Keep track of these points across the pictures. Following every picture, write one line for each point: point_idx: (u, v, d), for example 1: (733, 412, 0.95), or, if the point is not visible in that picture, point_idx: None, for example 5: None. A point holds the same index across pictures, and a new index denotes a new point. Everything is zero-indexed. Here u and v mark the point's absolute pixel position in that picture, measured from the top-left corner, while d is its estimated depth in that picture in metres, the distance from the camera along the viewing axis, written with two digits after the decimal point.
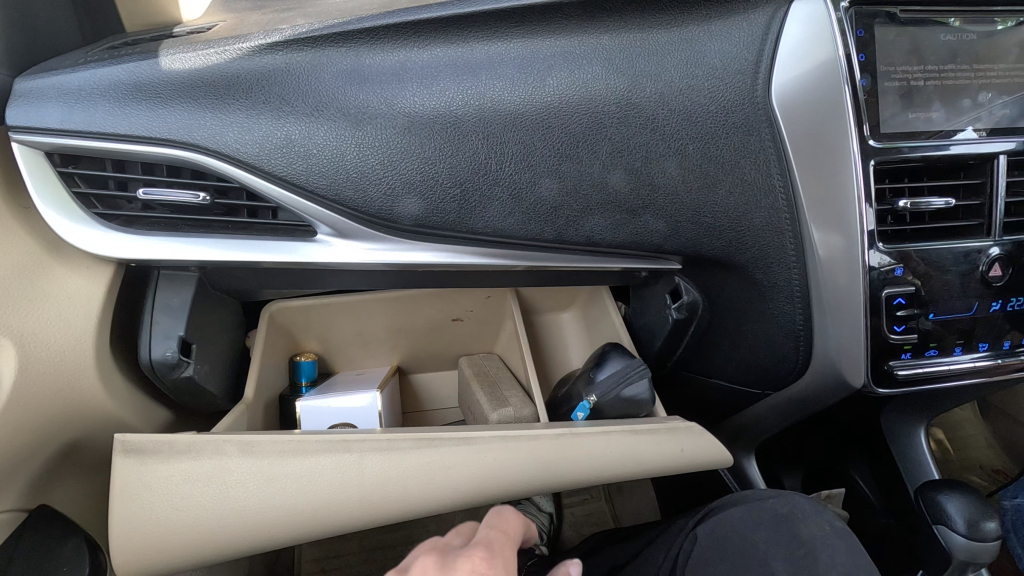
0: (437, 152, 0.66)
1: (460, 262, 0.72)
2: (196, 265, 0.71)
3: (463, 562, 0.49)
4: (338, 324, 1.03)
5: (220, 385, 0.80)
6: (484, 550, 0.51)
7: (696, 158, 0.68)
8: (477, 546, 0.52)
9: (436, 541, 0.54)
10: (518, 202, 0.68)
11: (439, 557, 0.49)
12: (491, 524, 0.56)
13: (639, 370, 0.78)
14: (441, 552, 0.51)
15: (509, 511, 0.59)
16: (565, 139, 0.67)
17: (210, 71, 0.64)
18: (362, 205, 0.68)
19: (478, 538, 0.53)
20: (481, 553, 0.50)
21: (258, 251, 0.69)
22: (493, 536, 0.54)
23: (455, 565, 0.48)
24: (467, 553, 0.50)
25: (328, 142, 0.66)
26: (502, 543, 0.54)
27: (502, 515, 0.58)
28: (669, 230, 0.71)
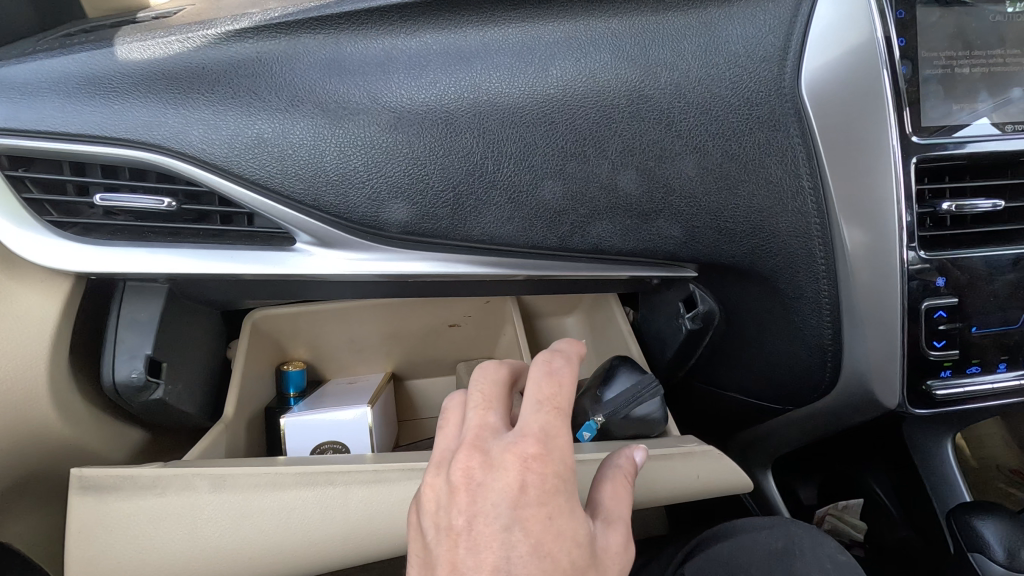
0: (427, 152, 0.59)
1: (454, 272, 0.65)
2: (164, 277, 0.64)
3: (513, 466, 0.50)
4: (327, 331, 0.97)
5: (196, 404, 0.74)
6: (534, 439, 0.52)
7: (716, 156, 0.61)
8: (527, 438, 0.51)
9: (472, 419, 0.55)
10: (517, 206, 0.61)
11: (484, 459, 0.51)
12: (537, 391, 0.54)
13: (651, 389, 0.72)
14: (484, 448, 0.52)
15: (561, 371, 0.55)
16: (569, 136, 0.60)
17: (171, 61, 0.57)
18: (344, 212, 0.61)
19: (526, 423, 0.53)
20: (531, 447, 0.51)
21: (232, 262, 0.63)
22: (545, 413, 0.53)
23: (504, 470, 0.51)
24: (514, 453, 0.51)
25: (304, 141, 0.58)
26: (556, 425, 0.53)
27: (551, 374, 0.55)
28: (686, 236, 0.64)
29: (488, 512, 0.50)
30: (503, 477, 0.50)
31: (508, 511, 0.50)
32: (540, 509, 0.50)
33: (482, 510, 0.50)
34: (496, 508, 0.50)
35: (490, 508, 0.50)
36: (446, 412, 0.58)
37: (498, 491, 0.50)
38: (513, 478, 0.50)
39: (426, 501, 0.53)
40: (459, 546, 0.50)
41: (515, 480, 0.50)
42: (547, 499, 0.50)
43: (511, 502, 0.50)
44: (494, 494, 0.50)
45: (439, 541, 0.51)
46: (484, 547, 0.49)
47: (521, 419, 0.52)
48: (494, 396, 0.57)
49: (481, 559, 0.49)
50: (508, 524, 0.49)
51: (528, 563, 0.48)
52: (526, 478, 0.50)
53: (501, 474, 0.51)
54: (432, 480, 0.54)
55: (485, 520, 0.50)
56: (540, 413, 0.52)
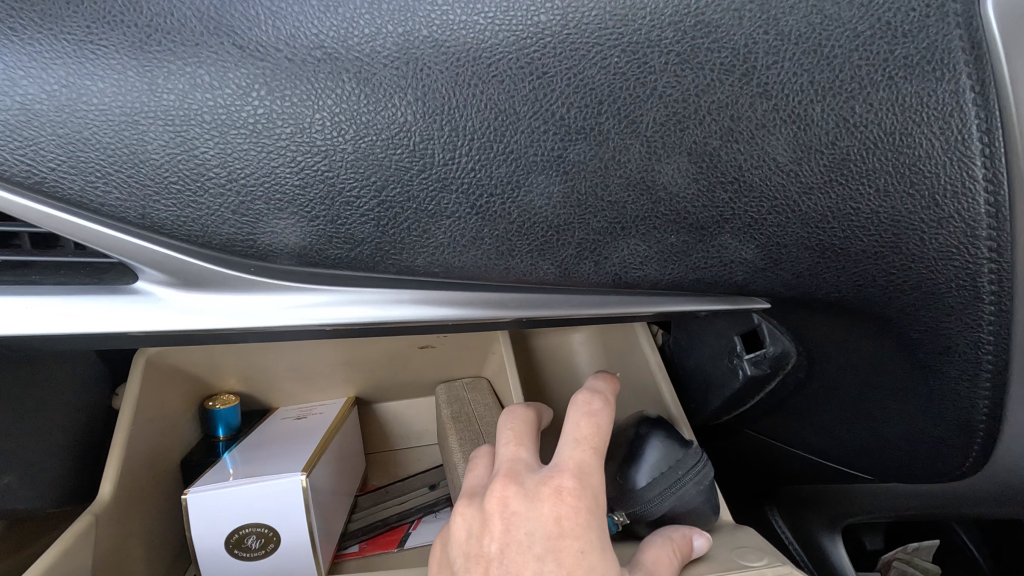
0: (329, 131, 0.34)
1: (394, 321, 0.41)
2: None
3: (546, 497, 0.42)
4: (259, 359, 0.74)
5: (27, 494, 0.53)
6: (571, 472, 0.43)
7: (826, 128, 0.35)
8: (563, 471, 0.43)
9: (501, 452, 0.47)
10: (486, 217, 0.37)
11: (516, 488, 0.43)
12: (574, 428, 0.45)
13: (694, 471, 0.49)
14: (516, 478, 0.44)
15: (598, 411, 0.46)
16: (574, 97, 0.35)
17: None
18: (193, 233, 0.36)
19: (560, 457, 0.44)
20: (566, 480, 0.43)
21: (42, 313, 0.39)
22: (581, 450, 0.44)
23: (537, 501, 0.42)
24: (549, 484, 0.42)
25: (110, 115, 0.33)
26: (593, 461, 0.44)
27: (591, 412, 0.46)
28: (765, 260, 0.39)
29: (520, 543, 0.41)
30: (536, 508, 0.42)
31: (539, 541, 0.41)
32: (576, 547, 0.41)
33: (514, 539, 0.42)
34: (529, 538, 0.41)
35: (524, 539, 0.41)
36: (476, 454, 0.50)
37: (530, 521, 0.41)
38: (546, 510, 0.42)
39: (457, 527, 0.45)
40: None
41: (550, 514, 0.41)
42: (582, 534, 0.41)
43: (546, 534, 0.41)
44: (528, 524, 0.41)
45: (467, 568, 0.43)
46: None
47: (556, 451, 0.44)
48: (525, 431, 0.48)
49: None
50: (541, 556, 0.41)
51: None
52: (560, 511, 0.41)
53: (535, 502, 0.42)
54: (462, 508, 0.46)
55: (518, 549, 0.41)
56: (575, 450, 0.43)
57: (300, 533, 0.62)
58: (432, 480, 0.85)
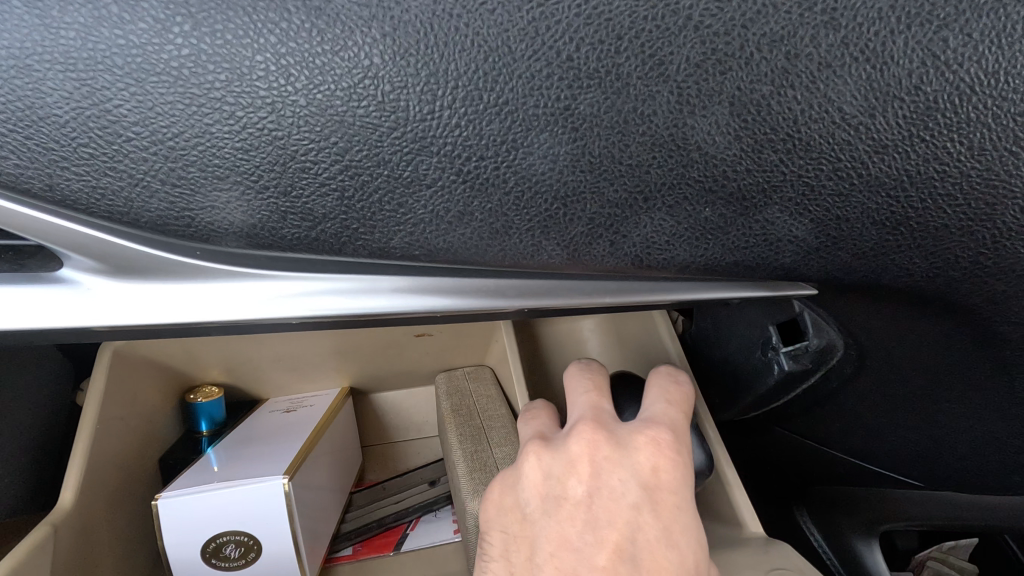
0: (277, 78, 0.27)
1: (369, 314, 0.34)
2: None
3: (644, 446, 0.39)
4: (242, 350, 0.68)
5: None
6: (666, 426, 0.41)
7: (910, 67, 0.27)
8: (658, 424, 0.41)
9: (581, 399, 0.43)
10: (475, 187, 0.30)
11: (609, 434, 0.40)
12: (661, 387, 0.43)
13: None
14: (606, 426, 0.40)
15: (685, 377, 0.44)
16: (585, 31, 0.27)
17: None
18: (116, 208, 0.29)
19: (651, 413, 0.42)
20: (663, 432, 0.40)
21: None
22: (672, 410, 0.42)
23: (634, 449, 0.39)
24: (646, 434, 0.40)
25: None
26: (683, 422, 0.42)
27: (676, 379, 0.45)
28: (821, 237, 0.32)
29: (614, 488, 0.38)
30: (632, 456, 0.39)
31: (634, 490, 0.38)
32: (671, 501, 0.39)
33: (608, 484, 0.38)
34: (624, 485, 0.38)
35: (618, 486, 0.38)
36: (536, 410, 0.47)
37: (628, 467, 0.39)
38: (644, 459, 0.39)
39: (529, 468, 0.41)
40: (576, 518, 0.38)
41: (649, 463, 0.39)
42: (680, 489, 0.39)
43: (644, 484, 0.38)
44: (623, 471, 0.39)
45: (545, 511, 0.39)
46: (606, 522, 0.38)
47: (648, 406, 0.42)
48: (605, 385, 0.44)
49: (601, 536, 0.37)
50: (636, 504, 0.38)
51: (655, 552, 0.37)
52: (658, 463, 0.39)
53: (631, 449, 0.39)
54: (535, 451, 0.41)
55: (610, 494, 0.38)
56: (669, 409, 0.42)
57: (284, 541, 0.56)
58: (432, 475, 0.79)
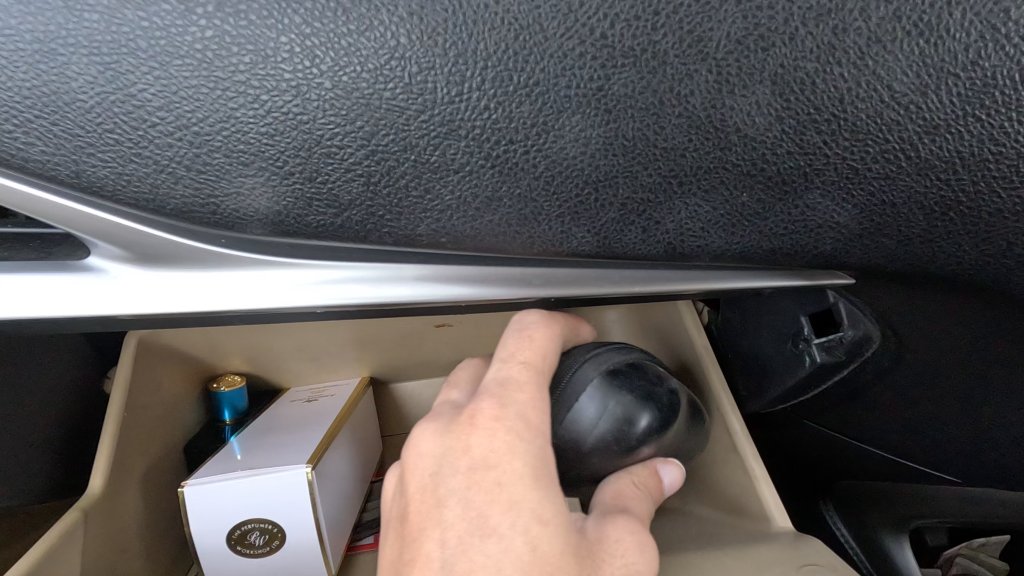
0: (303, 59, 0.26)
1: (395, 303, 0.33)
2: None
3: (460, 427, 0.34)
4: (262, 340, 0.68)
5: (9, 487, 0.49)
6: (494, 393, 0.35)
7: (967, 41, 0.26)
8: (483, 394, 0.35)
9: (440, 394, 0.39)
10: (504, 171, 0.29)
11: (431, 426, 0.35)
12: (512, 342, 0.37)
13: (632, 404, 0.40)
14: (438, 416, 0.36)
15: (539, 323, 0.38)
16: (620, 6, 0.26)
17: None
18: (142, 195, 0.29)
19: (490, 378, 0.36)
20: (488, 403, 0.34)
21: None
22: (516, 369, 0.36)
23: (449, 436, 0.34)
24: (465, 413, 0.34)
25: (21, 41, 0.26)
26: (525, 378, 0.35)
27: (528, 327, 0.37)
28: (864, 223, 0.30)
29: (429, 486, 0.33)
30: (447, 442, 0.34)
31: (449, 476, 0.33)
32: (494, 481, 0.32)
33: (424, 484, 0.34)
34: (436, 480, 0.33)
35: (433, 483, 0.33)
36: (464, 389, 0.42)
37: (442, 458, 0.34)
38: (456, 443, 0.33)
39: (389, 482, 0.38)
40: (403, 531, 0.34)
41: (460, 444, 0.33)
42: (503, 461, 0.32)
43: (458, 471, 0.33)
44: (436, 464, 0.34)
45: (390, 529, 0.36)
46: (425, 528, 0.33)
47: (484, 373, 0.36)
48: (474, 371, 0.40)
49: (416, 548, 0.33)
50: (448, 499, 0.32)
51: (468, 549, 0.31)
52: (473, 438, 0.33)
53: (448, 434, 0.34)
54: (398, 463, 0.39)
55: (426, 496, 0.33)
56: (504, 370, 0.35)
57: (307, 529, 0.56)
58: None
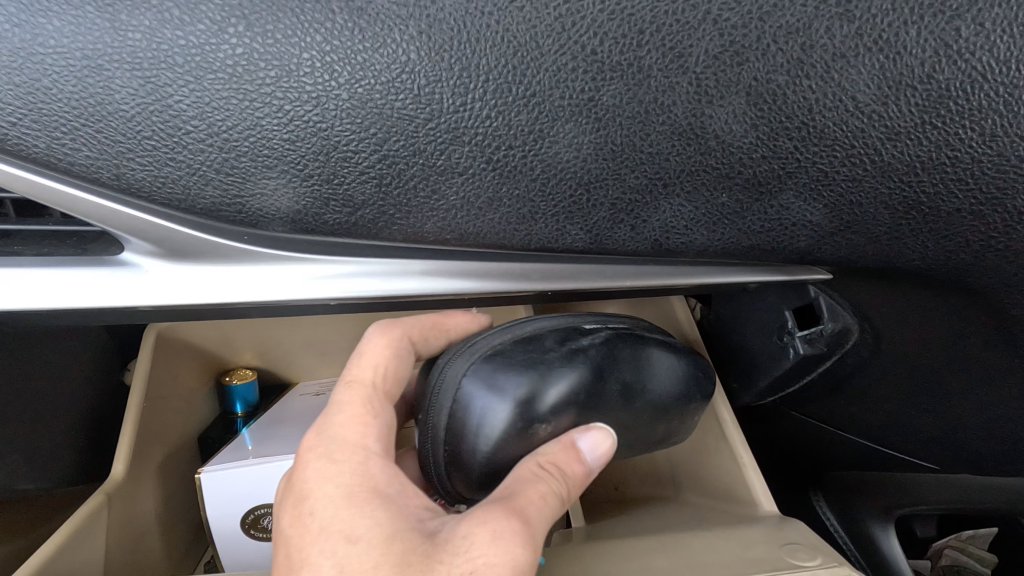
0: (322, 73, 0.29)
1: (402, 296, 0.36)
2: None
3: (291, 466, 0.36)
4: (273, 335, 0.71)
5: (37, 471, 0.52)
6: (319, 422, 0.36)
7: (923, 56, 0.28)
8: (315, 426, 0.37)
9: None
10: (504, 175, 0.32)
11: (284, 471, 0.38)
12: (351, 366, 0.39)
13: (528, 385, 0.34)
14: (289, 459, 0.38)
15: (374, 341, 0.39)
16: (609, 26, 0.29)
17: None
18: (175, 196, 0.32)
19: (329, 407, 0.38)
20: (312, 435, 0.36)
21: (32, 288, 0.36)
22: (347, 394, 0.37)
23: (287, 476, 0.36)
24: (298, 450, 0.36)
25: (70, 59, 0.29)
26: (351, 398, 0.37)
27: (367, 346, 0.39)
28: (835, 221, 0.33)
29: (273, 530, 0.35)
30: (284, 483, 0.36)
31: (281, 519, 0.34)
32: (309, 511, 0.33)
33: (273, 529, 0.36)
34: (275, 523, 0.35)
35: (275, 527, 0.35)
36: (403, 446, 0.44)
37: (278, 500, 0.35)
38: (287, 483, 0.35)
39: None
40: None
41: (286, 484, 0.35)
42: (316, 488, 0.33)
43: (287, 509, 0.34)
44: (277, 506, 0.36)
45: None
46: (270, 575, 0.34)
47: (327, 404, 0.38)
48: None
49: None
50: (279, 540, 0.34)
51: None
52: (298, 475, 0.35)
53: (287, 475, 0.36)
54: None
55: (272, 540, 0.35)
56: (336, 396, 0.37)
57: None
58: None
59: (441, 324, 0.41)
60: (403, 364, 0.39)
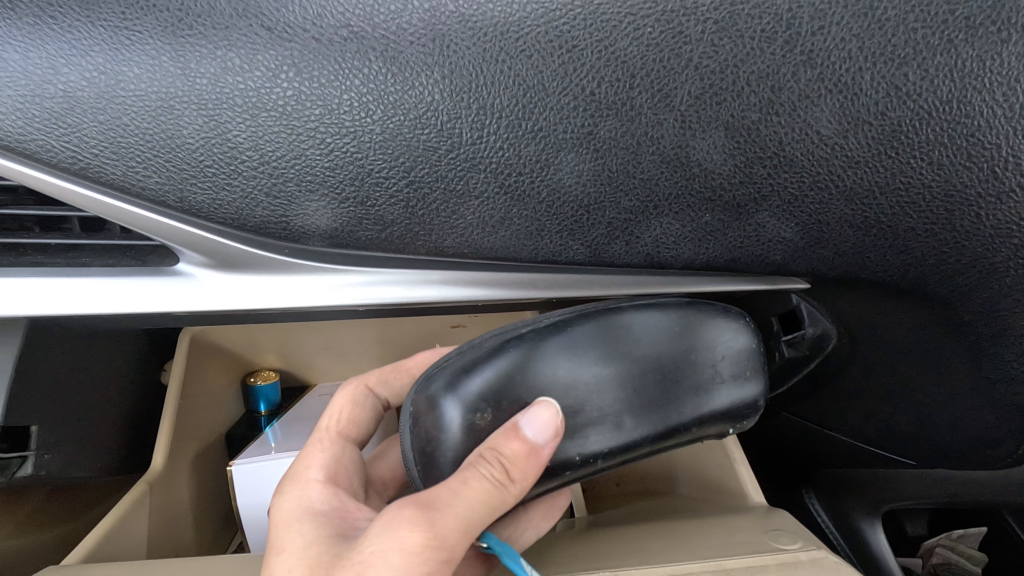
0: (359, 112, 0.34)
1: (424, 303, 0.40)
2: (25, 318, 0.42)
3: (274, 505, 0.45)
4: (297, 339, 0.76)
5: (86, 460, 0.56)
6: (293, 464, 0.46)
7: (876, 97, 0.33)
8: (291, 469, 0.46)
9: None
10: (516, 198, 0.36)
11: None
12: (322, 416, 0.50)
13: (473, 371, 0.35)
14: None
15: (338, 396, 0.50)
16: (605, 71, 0.34)
17: None
18: (229, 215, 0.36)
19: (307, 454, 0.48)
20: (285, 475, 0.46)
21: (99, 293, 0.41)
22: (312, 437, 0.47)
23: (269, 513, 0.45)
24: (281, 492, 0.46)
25: (147, 100, 0.34)
26: (313, 440, 0.47)
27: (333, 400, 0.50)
28: (806, 238, 0.37)
29: None
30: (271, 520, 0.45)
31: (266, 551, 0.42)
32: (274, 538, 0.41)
33: None
34: None
35: None
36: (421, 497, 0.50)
37: None
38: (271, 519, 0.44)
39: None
40: None
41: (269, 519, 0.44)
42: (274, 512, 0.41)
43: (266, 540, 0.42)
44: None
45: None
46: None
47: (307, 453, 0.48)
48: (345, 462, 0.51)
49: None
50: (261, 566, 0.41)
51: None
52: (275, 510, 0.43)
53: None
54: None
55: None
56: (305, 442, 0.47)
57: None
58: None
59: (400, 368, 0.50)
60: (356, 406, 0.49)
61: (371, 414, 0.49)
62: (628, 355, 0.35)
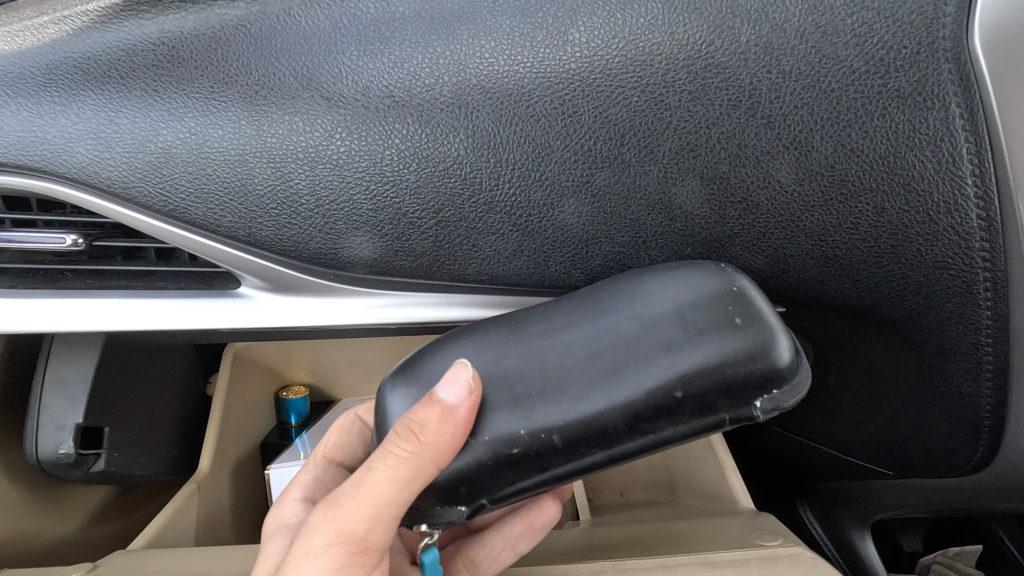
0: (398, 164, 0.42)
1: (445, 323, 0.47)
2: (104, 333, 0.49)
3: None
4: (325, 358, 0.83)
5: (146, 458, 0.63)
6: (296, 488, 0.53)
7: (826, 152, 0.40)
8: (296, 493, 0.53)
9: None
10: (525, 235, 0.43)
11: None
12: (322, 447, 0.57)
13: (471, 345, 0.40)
14: None
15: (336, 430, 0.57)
16: (599, 132, 0.41)
17: (60, 60, 0.42)
18: (289, 248, 0.44)
19: None
20: None
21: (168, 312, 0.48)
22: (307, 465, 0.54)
23: None
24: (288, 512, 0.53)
25: (228, 155, 0.42)
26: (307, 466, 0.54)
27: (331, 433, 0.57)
28: (774, 269, 0.44)
29: None
30: None
31: None
32: None
33: None
34: None
35: None
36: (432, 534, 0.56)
37: None
38: None
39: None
40: None
41: None
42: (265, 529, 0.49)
43: None
44: None
45: None
46: None
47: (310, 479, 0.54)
48: None
49: None
50: None
51: None
52: None
53: None
54: None
55: None
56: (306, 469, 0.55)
57: None
58: None
59: None
60: (342, 434, 0.55)
61: (359, 440, 0.55)
62: (595, 331, 0.38)
